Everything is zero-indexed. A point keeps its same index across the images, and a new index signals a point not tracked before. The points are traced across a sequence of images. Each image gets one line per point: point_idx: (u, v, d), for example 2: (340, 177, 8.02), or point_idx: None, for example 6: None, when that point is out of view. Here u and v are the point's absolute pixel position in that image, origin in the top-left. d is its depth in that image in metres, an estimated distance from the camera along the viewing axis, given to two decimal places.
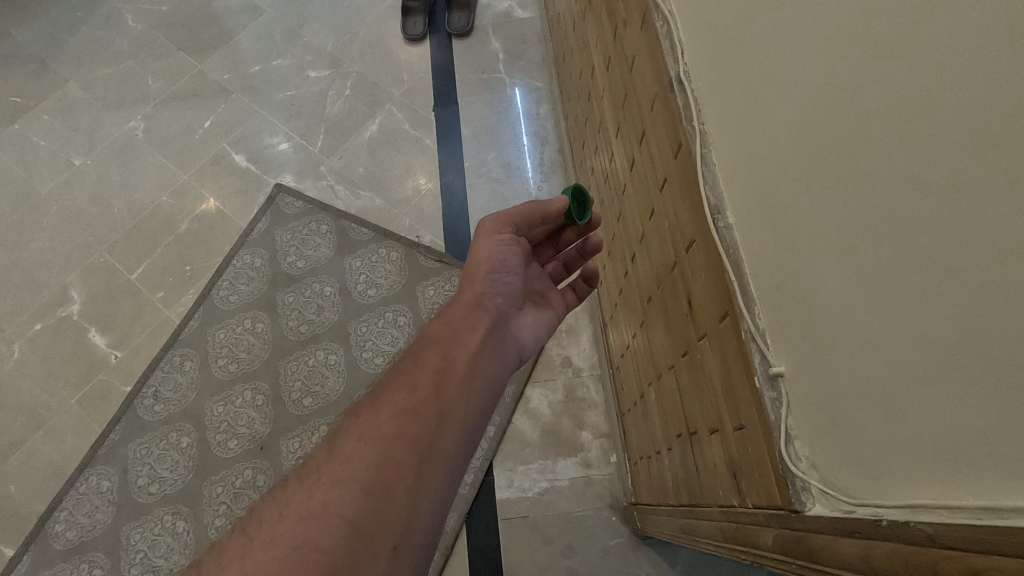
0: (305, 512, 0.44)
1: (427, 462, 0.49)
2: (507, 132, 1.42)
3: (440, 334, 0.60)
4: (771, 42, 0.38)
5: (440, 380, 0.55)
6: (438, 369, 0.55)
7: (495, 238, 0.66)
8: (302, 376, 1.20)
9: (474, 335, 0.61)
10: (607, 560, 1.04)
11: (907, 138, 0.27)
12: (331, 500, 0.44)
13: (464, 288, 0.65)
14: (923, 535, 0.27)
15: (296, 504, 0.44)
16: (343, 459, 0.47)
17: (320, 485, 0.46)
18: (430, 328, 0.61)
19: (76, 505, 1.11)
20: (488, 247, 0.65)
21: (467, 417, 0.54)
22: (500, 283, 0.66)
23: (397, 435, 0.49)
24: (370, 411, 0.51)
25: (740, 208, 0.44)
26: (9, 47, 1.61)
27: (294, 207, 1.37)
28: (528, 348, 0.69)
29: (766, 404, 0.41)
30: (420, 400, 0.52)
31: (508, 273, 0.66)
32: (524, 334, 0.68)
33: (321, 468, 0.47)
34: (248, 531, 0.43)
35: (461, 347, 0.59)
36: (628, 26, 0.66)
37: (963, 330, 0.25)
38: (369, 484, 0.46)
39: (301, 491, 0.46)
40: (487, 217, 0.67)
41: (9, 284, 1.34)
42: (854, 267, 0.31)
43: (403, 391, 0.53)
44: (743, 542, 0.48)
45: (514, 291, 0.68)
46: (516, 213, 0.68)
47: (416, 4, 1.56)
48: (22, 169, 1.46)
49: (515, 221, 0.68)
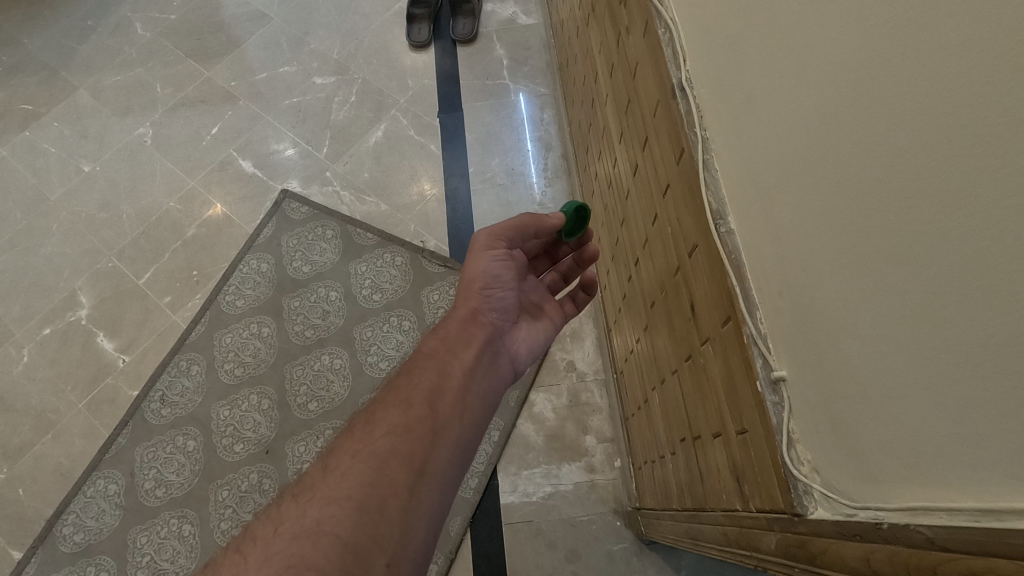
0: (299, 531, 0.44)
1: (420, 480, 0.49)
2: (511, 137, 1.42)
3: (434, 350, 0.60)
4: (772, 51, 0.39)
5: (435, 396, 0.55)
6: (432, 386, 0.56)
7: (489, 254, 0.66)
8: (307, 381, 1.21)
9: (470, 350, 0.61)
10: (611, 565, 1.04)
11: (906, 143, 0.27)
12: (324, 518, 0.45)
13: (459, 304, 0.65)
14: (922, 538, 0.28)
15: (291, 521, 0.45)
16: (337, 477, 0.48)
17: (315, 502, 0.46)
18: (425, 344, 0.61)
19: (84, 509, 1.12)
20: (482, 264, 0.65)
21: (462, 433, 0.55)
22: (495, 299, 0.66)
23: (390, 452, 0.49)
24: (365, 428, 0.52)
25: (742, 214, 0.44)
26: (21, 55, 1.63)
27: (299, 213, 1.38)
28: (523, 361, 0.69)
29: (768, 408, 0.41)
30: (414, 417, 0.53)
31: (504, 288, 0.66)
32: (519, 348, 0.68)
33: (316, 485, 0.47)
34: (244, 549, 0.44)
35: (456, 363, 0.59)
36: (631, 33, 0.67)
37: (960, 334, 0.25)
38: (362, 503, 0.46)
39: (296, 509, 0.46)
40: (480, 231, 0.67)
41: (19, 289, 1.35)
42: (856, 272, 0.31)
43: (397, 408, 0.53)
44: (746, 546, 0.48)
45: (510, 306, 0.67)
46: (506, 227, 0.67)
47: (421, 11, 1.58)
48: (32, 176, 1.48)
49: (505, 236, 0.67)
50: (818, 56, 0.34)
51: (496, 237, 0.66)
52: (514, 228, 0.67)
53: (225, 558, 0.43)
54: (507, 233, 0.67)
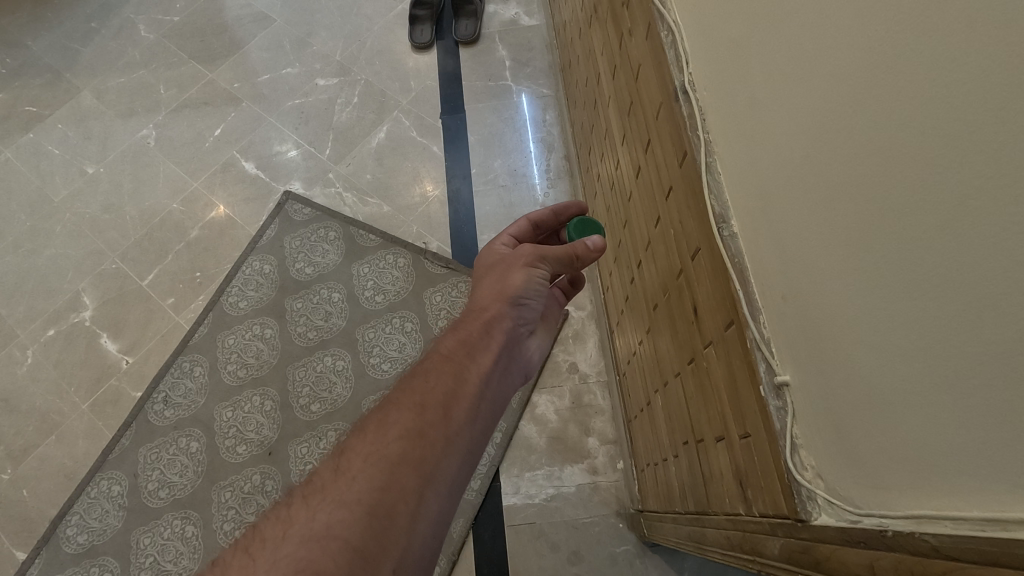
0: (307, 534, 0.44)
1: (429, 486, 0.49)
2: (513, 139, 1.42)
3: (451, 352, 0.58)
4: (775, 55, 0.39)
5: (450, 402, 0.54)
6: (447, 391, 0.54)
7: (529, 270, 0.65)
8: (311, 382, 1.21)
9: (488, 354, 0.60)
10: (614, 567, 1.04)
11: (910, 149, 0.27)
12: (333, 523, 0.45)
13: (486, 306, 0.64)
14: (927, 546, 0.28)
15: (299, 524, 0.45)
16: (348, 480, 0.48)
17: (325, 505, 0.46)
18: (442, 345, 0.60)
19: (88, 509, 1.12)
20: (522, 278, 0.65)
21: (473, 440, 0.54)
22: (523, 309, 0.65)
23: (402, 457, 0.49)
24: (378, 428, 0.51)
25: (745, 218, 0.44)
26: (25, 57, 1.64)
27: (302, 214, 1.38)
28: (534, 365, 0.69)
29: (771, 413, 0.41)
30: (428, 421, 0.52)
31: (534, 300, 0.66)
32: (531, 354, 0.67)
33: (326, 488, 0.47)
34: (251, 551, 0.44)
35: (473, 367, 0.58)
36: (633, 35, 0.67)
37: (965, 342, 0.25)
38: (372, 508, 0.46)
39: (304, 511, 0.46)
40: (525, 247, 0.66)
41: (23, 290, 1.36)
42: (860, 278, 0.31)
43: (411, 411, 0.52)
44: (749, 550, 0.48)
45: (530, 317, 0.67)
46: (552, 254, 0.66)
47: (423, 13, 1.58)
48: (36, 178, 1.48)
49: (547, 260, 0.66)
50: (821, 60, 0.33)
51: (541, 258, 0.66)
52: (561, 260, 0.66)
53: (233, 559, 0.44)
54: (553, 260, 0.66)
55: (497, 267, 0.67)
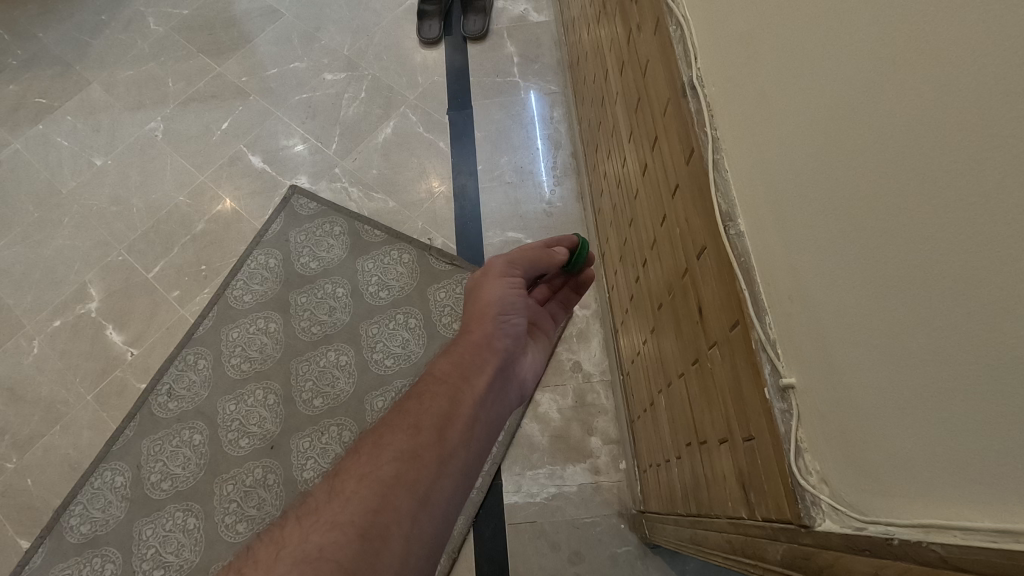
0: (300, 556, 0.43)
1: (423, 508, 0.48)
2: (520, 136, 1.41)
3: (446, 374, 0.58)
4: (787, 46, 0.37)
5: (444, 424, 0.53)
6: (442, 413, 0.54)
7: (504, 280, 0.66)
8: (313, 376, 1.21)
9: (483, 376, 0.60)
10: (614, 569, 1.03)
11: (926, 145, 0.26)
12: (326, 545, 0.44)
13: (473, 328, 0.64)
14: (935, 556, 0.27)
15: (292, 546, 0.44)
16: (341, 501, 0.47)
17: (318, 526, 0.45)
18: (437, 366, 0.60)
19: (90, 500, 1.13)
20: (498, 290, 0.66)
21: (469, 462, 0.54)
22: (509, 325, 0.66)
23: (396, 478, 0.48)
24: (371, 449, 0.51)
25: (752, 217, 0.43)
26: (36, 48, 1.65)
27: (307, 208, 1.38)
28: (530, 386, 0.69)
29: (777, 416, 0.40)
30: (421, 444, 0.51)
31: (515, 313, 0.67)
32: (526, 374, 0.67)
33: (319, 509, 0.47)
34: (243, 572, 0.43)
35: (469, 390, 0.57)
36: (642, 30, 0.66)
37: (978, 346, 0.24)
38: (364, 529, 0.45)
39: (298, 533, 0.45)
40: (496, 259, 0.68)
41: (30, 280, 1.37)
42: (873, 278, 0.30)
43: (405, 434, 0.52)
44: (751, 555, 0.47)
45: (520, 335, 0.67)
46: (526, 259, 0.68)
47: (432, 8, 1.56)
48: (45, 169, 1.49)
49: (524, 269, 0.68)
50: (834, 55, 0.32)
51: (513, 266, 0.67)
52: (532, 261, 0.68)
53: None
54: (524, 263, 0.68)
55: (474, 288, 0.68)
